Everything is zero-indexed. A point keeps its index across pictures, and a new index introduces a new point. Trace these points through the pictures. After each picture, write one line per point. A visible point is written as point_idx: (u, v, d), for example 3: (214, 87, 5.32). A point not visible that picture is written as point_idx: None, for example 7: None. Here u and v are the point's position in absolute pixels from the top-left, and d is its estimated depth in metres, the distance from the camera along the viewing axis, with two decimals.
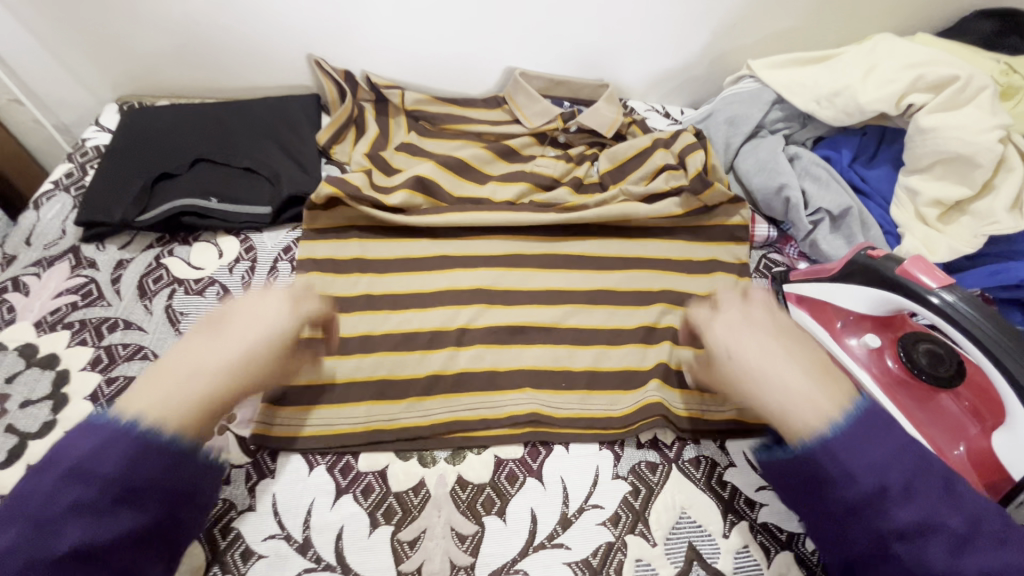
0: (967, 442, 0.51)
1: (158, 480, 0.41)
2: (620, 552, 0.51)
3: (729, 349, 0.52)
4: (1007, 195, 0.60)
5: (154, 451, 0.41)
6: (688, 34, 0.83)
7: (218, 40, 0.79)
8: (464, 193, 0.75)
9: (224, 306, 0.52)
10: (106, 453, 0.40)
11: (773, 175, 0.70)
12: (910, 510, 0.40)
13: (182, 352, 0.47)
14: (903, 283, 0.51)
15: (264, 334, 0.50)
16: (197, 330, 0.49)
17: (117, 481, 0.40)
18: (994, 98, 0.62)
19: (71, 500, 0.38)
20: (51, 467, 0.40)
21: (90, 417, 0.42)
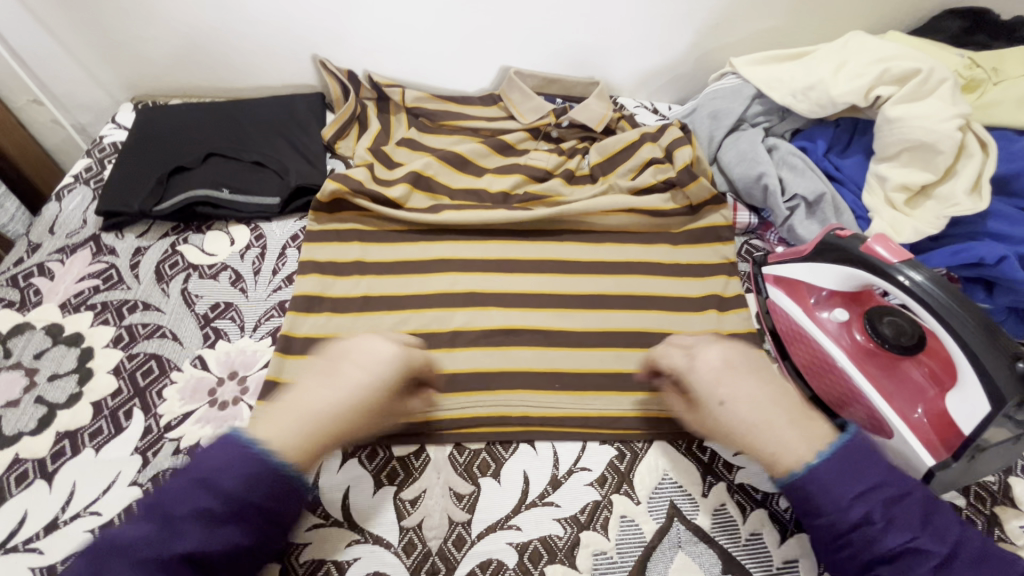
0: (925, 406, 0.55)
1: (264, 502, 0.42)
2: (606, 509, 0.55)
3: (718, 395, 0.52)
4: (967, 179, 0.65)
5: (266, 475, 0.42)
6: (674, 34, 0.88)
7: (231, 43, 0.84)
8: (461, 185, 0.80)
9: (338, 350, 0.55)
10: (236, 467, 0.42)
11: (752, 164, 0.75)
12: (881, 498, 0.43)
13: (312, 390, 0.50)
14: (866, 258, 0.56)
15: (381, 382, 0.52)
16: (314, 372, 0.52)
17: (241, 495, 0.41)
18: (954, 89, 0.67)
19: (201, 509, 0.40)
20: (188, 471, 0.42)
21: (228, 432, 0.44)
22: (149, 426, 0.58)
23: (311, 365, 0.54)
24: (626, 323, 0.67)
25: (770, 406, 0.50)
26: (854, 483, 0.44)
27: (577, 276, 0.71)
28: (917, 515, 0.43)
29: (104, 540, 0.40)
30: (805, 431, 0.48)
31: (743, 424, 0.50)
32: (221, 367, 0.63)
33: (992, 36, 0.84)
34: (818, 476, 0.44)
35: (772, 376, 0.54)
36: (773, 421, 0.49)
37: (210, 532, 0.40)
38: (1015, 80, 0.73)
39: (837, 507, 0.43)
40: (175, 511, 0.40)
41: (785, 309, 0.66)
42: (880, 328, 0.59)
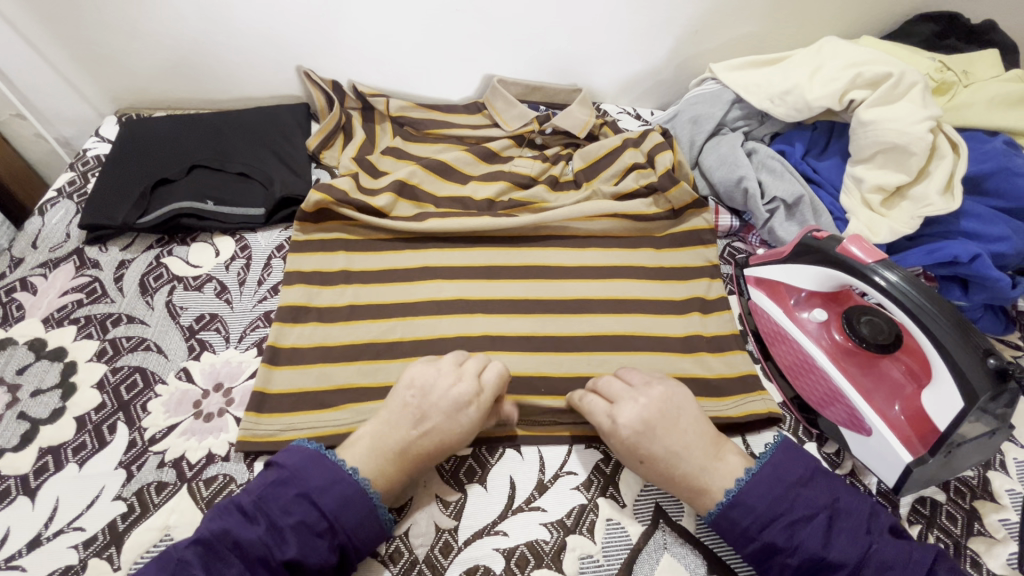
0: (902, 402, 0.56)
1: (356, 523, 0.48)
2: (592, 512, 0.55)
3: (643, 457, 0.53)
4: (939, 179, 0.66)
5: (360, 498, 0.49)
6: (653, 41, 0.89)
7: (214, 56, 0.85)
8: (446, 193, 0.81)
9: (416, 383, 0.55)
10: (334, 491, 0.48)
11: (732, 168, 0.76)
12: (787, 528, 0.48)
13: (389, 427, 0.53)
14: (841, 259, 0.57)
15: (455, 433, 0.53)
16: (405, 407, 0.54)
17: (337, 518, 0.47)
18: (925, 91, 0.68)
19: (302, 522, 0.46)
20: (289, 483, 0.48)
21: (320, 451, 0.51)
22: (134, 439, 0.58)
23: (395, 394, 0.55)
24: (610, 327, 0.68)
25: (688, 456, 0.52)
26: (760, 516, 0.49)
27: (560, 279, 0.72)
28: (821, 536, 0.47)
29: (210, 530, 0.45)
30: (720, 470, 0.52)
31: (667, 478, 0.52)
32: (207, 379, 0.63)
33: (963, 40, 0.86)
34: (731, 512, 0.50)
35: (691, 417, 0.54)
36: (690, 470, 0.51)
37: (309, 543, 0.46)
38: (985, 82, 0.74)
39: (753, 537, 0.49)
40: (280, 523, 0.46)
41: (767, 311, 0.67)
42: (858, 327, 0.61)
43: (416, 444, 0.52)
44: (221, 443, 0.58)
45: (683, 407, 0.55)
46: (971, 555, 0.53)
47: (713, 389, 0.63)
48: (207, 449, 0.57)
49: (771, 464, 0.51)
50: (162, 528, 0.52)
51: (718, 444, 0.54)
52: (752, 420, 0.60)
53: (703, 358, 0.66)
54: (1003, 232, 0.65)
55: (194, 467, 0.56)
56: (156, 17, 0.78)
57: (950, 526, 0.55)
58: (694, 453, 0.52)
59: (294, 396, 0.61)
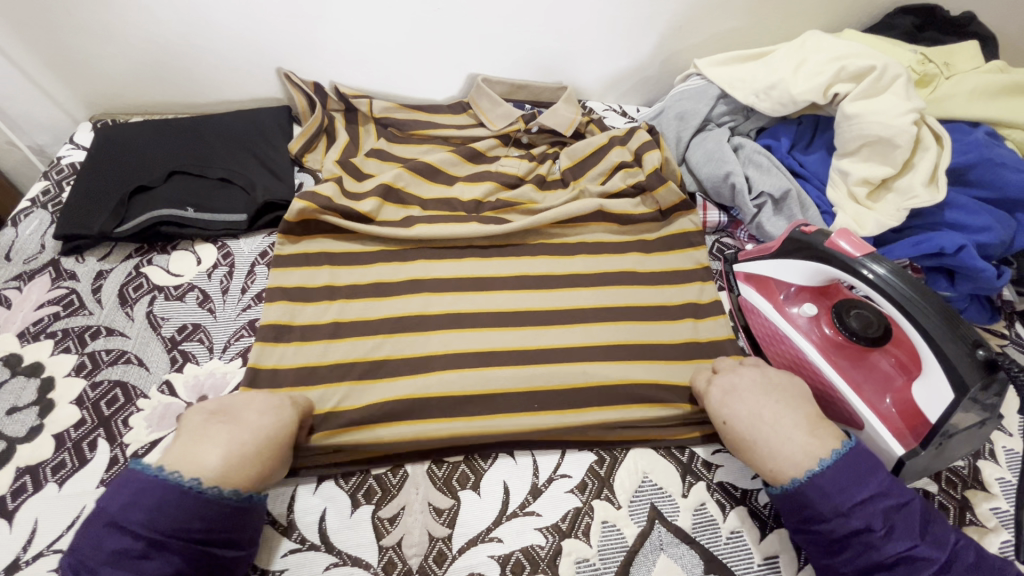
0: (893, 395, 0.56)
1: (180, 525, 0.44)
2: (587, 516, 0.55)
3: (724, 416, 0.56)
4: (924, 171, 0.66)
5: (173, 499, 0.45)
6: (638, 37, 0.89)
7: (189, 60, 0.83)
8: (433, 195, 0.80)
9: (213, 405, 0.53)
10: (140, 504, 0.44)
11: (719, 164, 0.76)
12: (880, 511, 0.47)
13: (198, 440, 0.49)
14: (829, 253, 0.57)
15: (275, 420, 0.52)
16: (206, 424, 0.51)
17: (151, 528, 0.43)
18: (908, 84, 0.68)
19: (117, 549, 0.43)
20: (98, 517, 0.45)
21: (128, 471, 0.47)
22: (115, 456, 0.56)
23: (192, 421, 0.51)
24: (601, 328, 0.67)
25: (770, 422, 0.53)
26: (858, 492, 0.48)
27: (549, 281, 0.71)
28: (915, 523, 0.47)
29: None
30: (809, 442, 0.51)
31: (745, 443, 0.54)
32: (191, 392, 0.61)
33: (944, 32, 0.87)
34: (822, 485, 0.48)
35: (787, 393, 0.55)
36: (770, 435, 0.52)
37: (133, 567, 0.43)
38: (965, 74, 0.75)
39: (837, 511, 0.47)
40: (95, 557, 0.43)
41: (758, 306, 0.67)
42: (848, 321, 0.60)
43: (238, 439, 0.49)
44: None
45: (780, 384, 0.56)
46: None
47: None
48: None
49: (866, 450, 0.51)
50: None
51: (815, 424, 0.53)
52: None
53: (697, 362, 0.66)
54: (987, 223, 0.65)
55: None
56: (130, 21, 0.76)
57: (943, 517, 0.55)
58: (780, 422, 0.53)
59: None
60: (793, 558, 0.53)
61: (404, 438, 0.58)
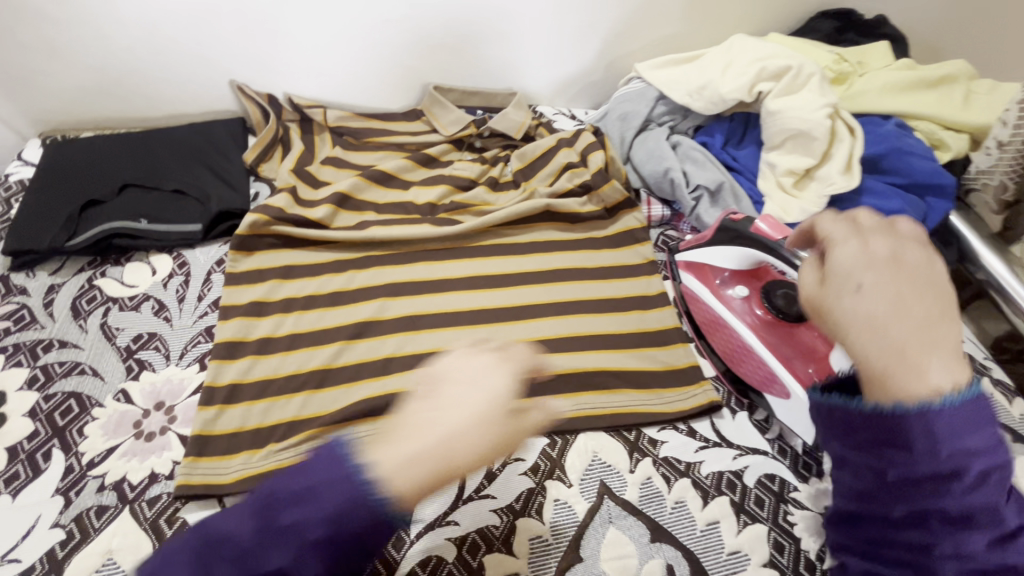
0: (817, 363, 0.61)
1: (353, 535, 0.37)
2: (540, 495, 0.57)
3: (841, 274, 0.37)
4: (840, 161, 0.72)
5: (360, 508, 0.37)
6: (582, 43, 0.93)
7: (143, 75, 0.84)
8: (389, 200, 0.82)
9: (437, 373, 0.46)
10: (350, 510, 0.37)
11: (659, 161, 0.81)
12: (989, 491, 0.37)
13: (409, 416, 0.42)
14: (756, 237, 0.62)
15: (490, 398, 0.42)
16: (414, 399, 0.44)
17: (319, 536, 0.36)
18: (822, 81, 0.74)
19: (275, 559, 0.36)
20: (272, 505, 0.38)
21: (345, 455, 0.39)
22: (70, 465, 0.56)
23: (416, 399, 0.44)
24: (551, 320, 0.71)
25: (911, 319, 0.34)
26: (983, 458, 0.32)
27: (502, 279, 0.74)
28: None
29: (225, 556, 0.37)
30: (948, 366, 0.33)
31: (858, 319, 0.35)
32: (147, 399, 0.61)
33: (860, 34, 0.94)
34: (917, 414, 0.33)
35: (945, 290, 0.35)
36: (906, 337, 0.34)
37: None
38: (877, 72, 0.82)
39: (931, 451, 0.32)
40: (266, 551, 0.37)
41: (698, 292, 0.71)
42: (773, 300, 0.65)
43: (450, 426, 0.40)
44: (164, 462, 0.57)
45: (942, 284, 0.36)
46: None
47: (650, 382, 0.67)
48: (149, 469, 0.56)
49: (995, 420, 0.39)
50: (105, 551, 0.51)
51: (955, 338, 0.34)
52: (692, 412, 0.64)
53: (642, 349, 0.70)
54: (898, 206, 0.71)
55: (135, 488, 0.55)
56: (85, 36, 0.78)
57: None
58: (924, 321, 0.34)
59: (246, 409, 0.61)
60: (732, 522, 0.56)
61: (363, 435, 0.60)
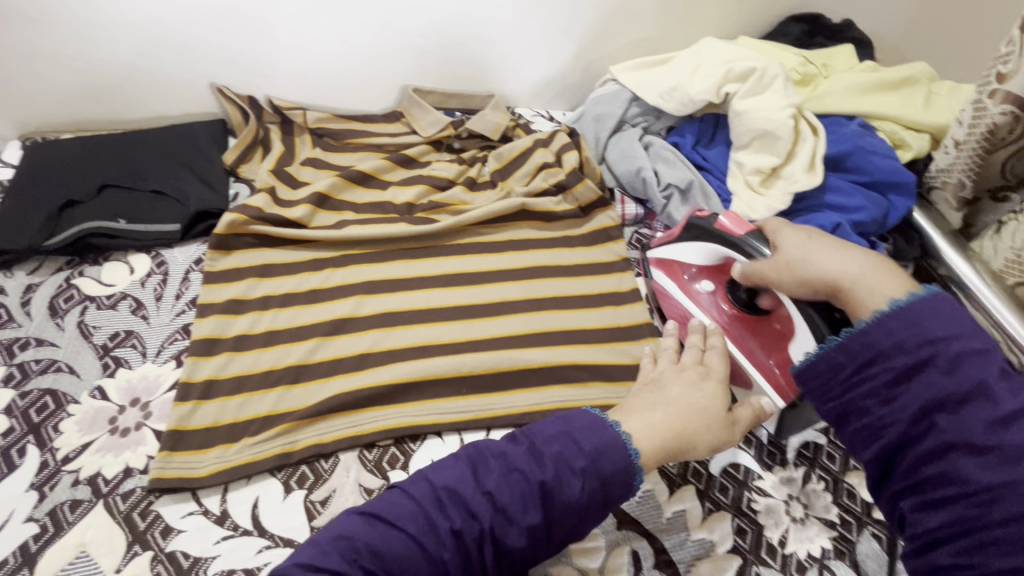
0: (778, 360, 0.63)
1: (609, 480, 0.46)
2: None
3: (801, 242, 0.55)
4: (803, 160, 0.74)
5: (608, 452, 0.47)
6: (558, 46, 0.95)
7: (123, 77, 0.84)
8: (367, 200, 0.84)
9: (648, 377, 0.58)
10: (611, 447, 0.47)
11: (632, 161, 0.83)
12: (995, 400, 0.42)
13: (638, 407, 0.52)
14: (720, 234, 0.63)
15: (713, 400, 0.54)
16: (639, 391, 0.56)
17: (575, 471, 0.45)
18: (785, 83, 0.77)
19: (536, 482, 0.44)
20: (511, 454, 0.47)
21: (601, 419, 0.49)
22: (45, 461, 0.57)
23: (635, 399, 0.54)
24: (525, 316, 0.72)
25: (860, 260, 0.51)
26: (960, 343, 0.41)
27: (477, 276, 0.76)
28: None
29: (479, 491, 0.44)
30: (895, 280, 0.49)
31: (823, 267, 0.52)
32: (122, 395, 0.62)
33: (828, 37, 0.96)
34: (889, 321, 0.43)
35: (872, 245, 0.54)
36: (860, 269, 0.51)
37: (507, 509, 0.44)
38: (840, 74, 0.84)
39: (909, 351, 0.42)
40: (565, 480, 0.45)
41: (667, 288, 0.73)
42: (739, 295, 0.65)
43: (673, 412, 0.52)
44: (139, 457, 0.58)
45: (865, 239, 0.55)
46: (847, 488, 0.60)
47: (620, 376, 0.69)
48: (123, 464, 0.57)
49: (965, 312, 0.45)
50: (79, 544, 0.52)
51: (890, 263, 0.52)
52: None
53: (613, 343, 0.71)
54: (861, 203, 0.73)
55: (110, 482, 0.56)
56: (69, 42, 0.79)
57: (830, 465, 0.62)
58: (867, 258, 0.51)
59: (221, 405, 0.62)
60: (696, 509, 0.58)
61: (337, 429, 0.61)
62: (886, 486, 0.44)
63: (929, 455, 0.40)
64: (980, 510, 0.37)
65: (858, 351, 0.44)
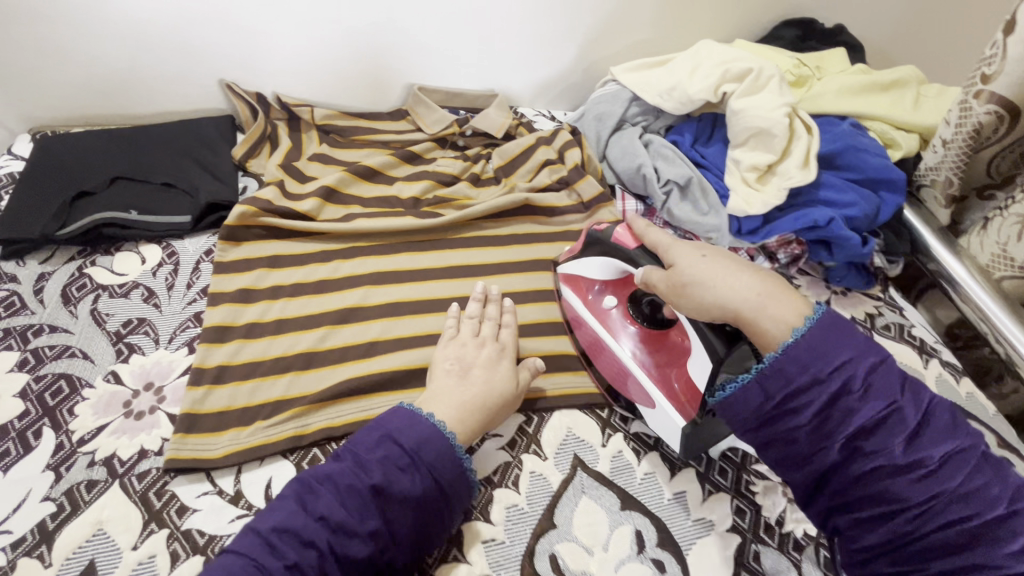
0: (678, 377, 0.61)
1: (434, 467, 0.53)
2: (517, 468, 0.61)
3: (695, 280, 0.54)
4: (799, 156, 0.77)
5: (424, 447, 0.54)
6: (559, 47, 0.98)
7: (132, 72, 0.86)
8: (374, 195, 0.85)
9: (450, 357, 0.64)
10: (429, 436, 0.55)
11: (632, 158, 0.85)
12: (871, 408, 0.45)
13: (448, 391, 0.60)
14: (618, 248, 0.63)
15: (501, 380, 0.62)
16: (446, 370, 0.62)
17: (390, 472, 0.52)
18: (781, 83, 0.80)
19: (368, 486, 0.51)
20: (340, 474, 0.52)
21: (415, 413, 0.57)
22: (61, 442, 0.58)
23: (439, 373, 0.62)
24: (529, 308, 0.74)
25: (745, 299, 0.52)
26: (861, 366, 0.47)
27: (482, 268, 0.78)
28: (908, 425, 0.45)
29: (314, 518, 0.49)
30: (781, 314, 0.51)
31: (722, 305, 0.53)
32: (137, 380, 0.63)
33: (821, 41, 1.00)
34: (800, 354, 0.47)
35: (751, 275, 0.54)
36: (749, 309, 0.52)
37: (349, 517, 0.50)
38: (833, 76, 0.88)
39: (824, 382, 0.46)
40: (395, 477, 0.52)
41: (573, 307, 0.71)
42: (642, 309, 0.66)
43: (470, 394, 0.60)
44: (153, 439, 0.59)
45: (746, 268, 0.55)
46: None
47: None
48: (138, 446, 0.58)
49: (831, 325, 0.49)
50: (95, 522, 0.53)
51: (778, 295, 0.52)
52: None
53: None
54: (853, 199, 0.76)
55: (125, 464, 0.57)
56: (82, 38, 0.81)
57: None
58: (754, 295, 0.52)
59: (233, 390, 0.63)
60: (698, 490, 0.60)
61: (347, 414, 0.62)
62: (812, 503, 0.49)
63: (860, 480, 0.45)
64: (908, 522, 0.44)
65: (778, 387, 0.47)
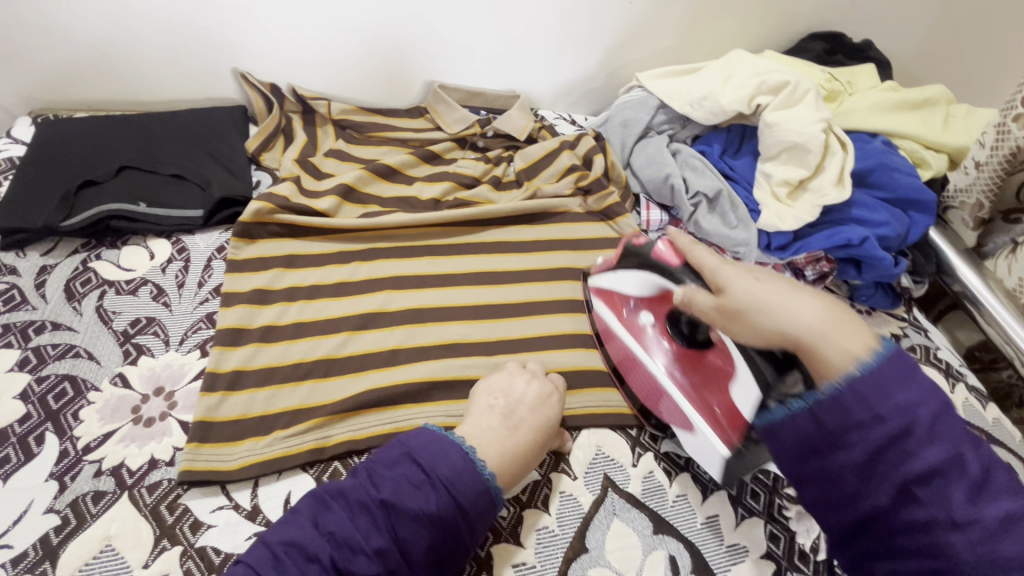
0: (716, 399, 0.58)
1: (449, 486, 0.50)
2: (545, 487, 0.59)
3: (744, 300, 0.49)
4: (832, 173, 0.76)
5: (438, 467, 0.51)
6: (586, 49, 0.96)
7: (143, 56, 0.82)
8: (393, 194, 0.83)
9: (496, 388, 0.60)
10: (446, 455, 0.52)
11: (660, 167, 0.83)
12: (934, 450, 0.39)
13: (486, 430, 0.56)
14: (658, 264, 0.61)
15: (542, 422, 0.58)
16: (493, 408, 0.58)
17: (403, 489, 0.49)
18: (817, 97, 0.79)
19: (376, 502, 0.48)
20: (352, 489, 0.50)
21: (438, 434, 0.54)
22: (65, 449, 0.54)
23: (481, 404, 0.59)
24: (555, 318, 0.72)
25: (798, 322, 0.47)
26: (932, 410, 0.41)
27: (507, 275, 0.75)
28: (963, 482, 0.39)
29: (323, 534, 0.48)
30: (845, 342, 0.45)
31: (772, 328, 0.47)
32: (146, 384, 0.60)
33: (848, 56, 0.99)
34: (862, 389, 0.42)
35: (810, 296, 0.48)
36: (804, 334, 0.46)
37: (353, 533, 0.47)
38: (864, 92, 0.87)
39: (884, 422, 0.41)
40: (407, 493, 0.49)
41: (607, 320, 0.69)
42: (681, 329, 0.62)
43: (513, 440, 0.56)
44: (165, 448, 0.56)
45: (804, 289, 0.49)
46: None
47: None
48: (148, 455, 0.55)
49: (897, 362, 0.43)
50: (103, 538, 0.50)
51: (844, 322, 0.46)
52: None
53: None
54: (885, 218, 0.75)
55: (134, 474, 0.54)
56: (92, 19, 0.77)
57: None
58: (808, 316, 0.47)
59: (248, 397, 0.60)
60: (731, 515, 0.58)
61: (369, 426, 0.60)
62: (853, 547, 0.44)
63: (905, 527, 0.40)
64: None
65: (830, 418, 0.42)
